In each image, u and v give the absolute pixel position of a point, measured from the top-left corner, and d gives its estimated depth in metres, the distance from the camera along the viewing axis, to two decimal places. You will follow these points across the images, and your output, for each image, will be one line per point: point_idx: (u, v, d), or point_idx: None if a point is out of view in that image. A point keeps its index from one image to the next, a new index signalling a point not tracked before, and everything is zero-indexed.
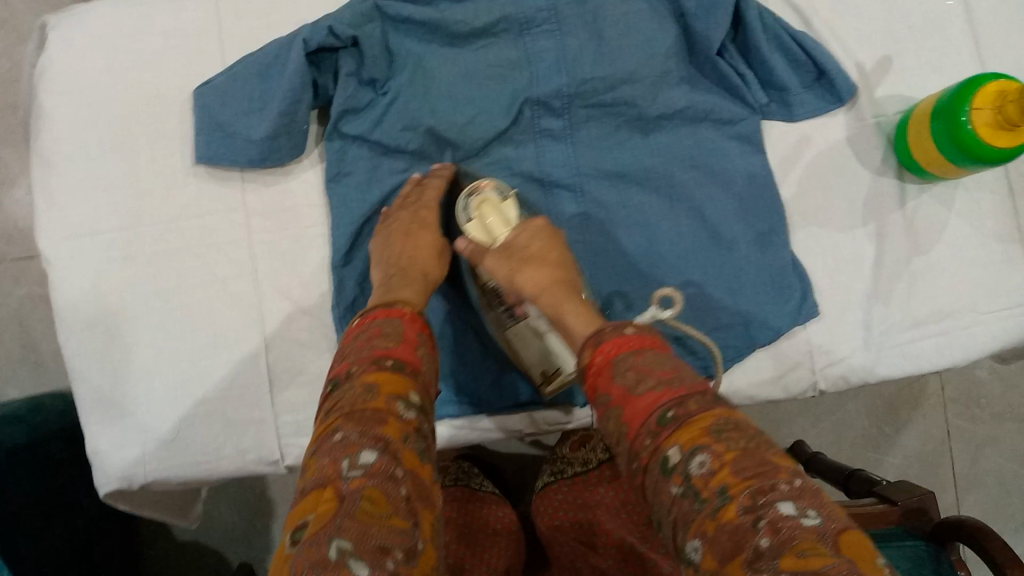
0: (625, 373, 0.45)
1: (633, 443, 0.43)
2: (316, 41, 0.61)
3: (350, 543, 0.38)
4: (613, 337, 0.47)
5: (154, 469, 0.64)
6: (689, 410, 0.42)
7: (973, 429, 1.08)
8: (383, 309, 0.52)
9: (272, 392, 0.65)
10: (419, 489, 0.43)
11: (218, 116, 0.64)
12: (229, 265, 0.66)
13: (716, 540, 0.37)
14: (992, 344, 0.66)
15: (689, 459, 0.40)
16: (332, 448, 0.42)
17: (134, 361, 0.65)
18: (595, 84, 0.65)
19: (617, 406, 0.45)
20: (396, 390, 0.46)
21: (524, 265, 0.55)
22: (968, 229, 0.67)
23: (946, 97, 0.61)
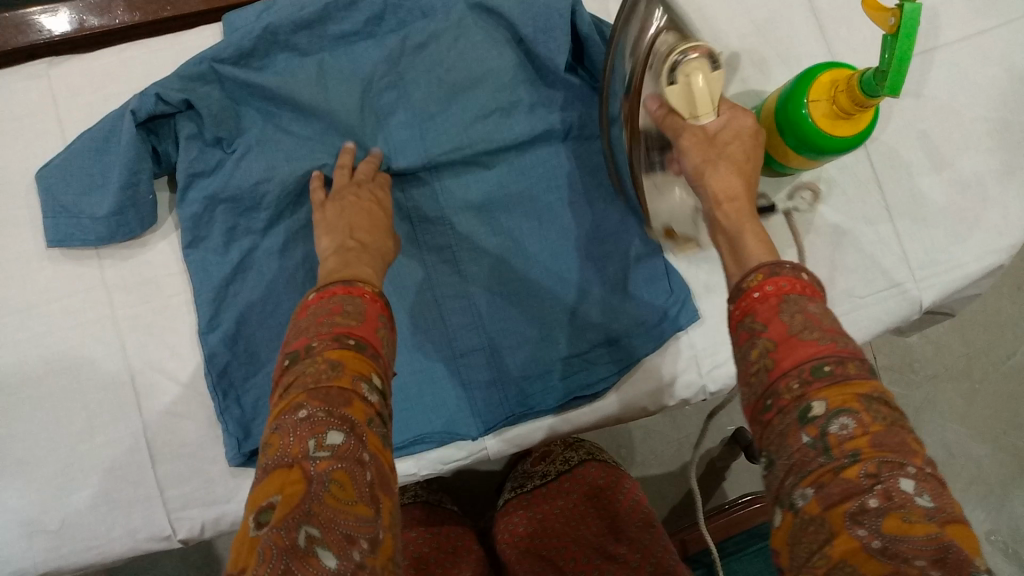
0: (793, 315, 0.39)
1: (770, 385, 0.38)
2: (148, 111, 0.58)
3: (318, 531, 0.34)
4: (790, 275, 0.40)
5: (44, 561, 0.61)
6: (849, 371, 0.36)
7: (910, 394, 1.08)
8: (342, 285, 0.44)
9: (155, 467, 0.62)
10: (384, 477, 0.38)
11: (59, 196, 0.60)
12: (95, 344, 0.62)
13: (829, 491, 0.33)
14: (876, 326, 0.65)
15: (832, 416, 0.35)
16: (296, 425, 0.36)
17: (9, 456, 0.61)
18: (449, 117, 0.62)
19: (771, 343, 0.38)
20: (359, 368, 0.39)
21: (725, 162, 0.47)
22: (836, 215, 0.66)
23: (785, 92, 0.58)
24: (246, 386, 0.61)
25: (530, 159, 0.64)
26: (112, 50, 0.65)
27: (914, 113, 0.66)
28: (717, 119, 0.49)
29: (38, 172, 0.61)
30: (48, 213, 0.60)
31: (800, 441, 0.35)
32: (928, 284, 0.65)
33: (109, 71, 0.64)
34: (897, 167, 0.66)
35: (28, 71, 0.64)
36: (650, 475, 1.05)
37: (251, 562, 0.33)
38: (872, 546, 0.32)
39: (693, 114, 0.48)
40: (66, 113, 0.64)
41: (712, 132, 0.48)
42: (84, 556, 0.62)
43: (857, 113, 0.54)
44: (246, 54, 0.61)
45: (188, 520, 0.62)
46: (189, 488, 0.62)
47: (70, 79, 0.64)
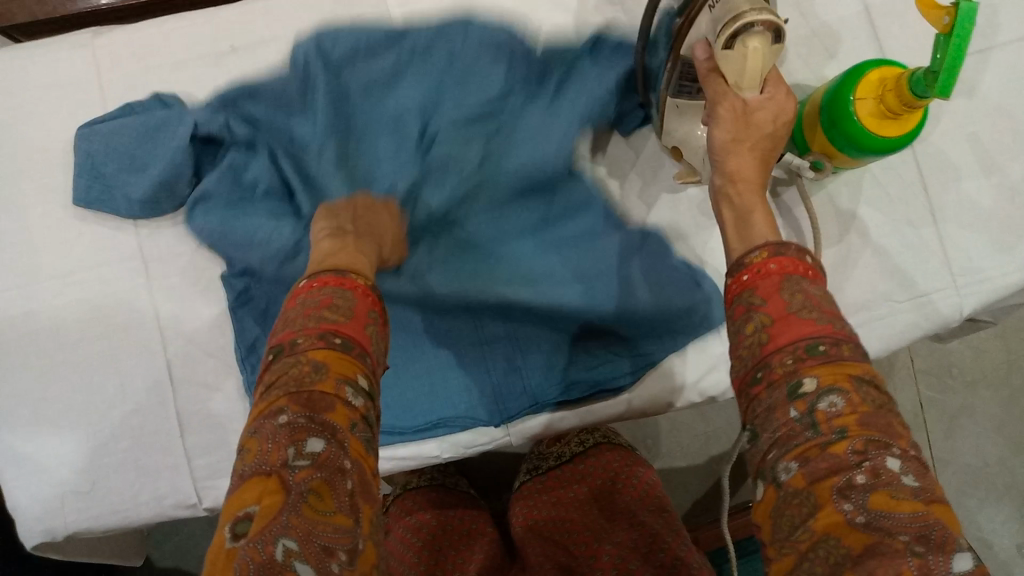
0: (793, 294, 0.38)
1: (763, 359, 0.38)
2: (201, 116, 0.60)
3: (296, 543, 0.34)
4: (793, 257, 0.40)
5: (72, 522, 0.62)
6: (841, 350, 0.36)
7: (946, 400, 1.06)
8: (334, 275, 0.44)
9: (183, 436, 0.63)
10: (365, 485, 0.38)
11: (99, 162, 0.61)
12: (129, 312, 0.63)
13: (815, 466, 0.33)
14: (914, 331, 0.64)
15: (823, 393, 0.35)
16: (275, 432, 0.37)
17: (43, 417, 0.63)
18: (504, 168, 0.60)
19: (767, 319, 0.38)
20: (344, 371, 0.39)
21: (749, 147, 0.46)
22: (878, 216, 0.64)
23: (830, 88, 0.57)
24: None
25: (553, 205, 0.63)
26: (156, 22, 0.66)
27: (965, 115, 0.64)
28: (759, 99, 0.46)
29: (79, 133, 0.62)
30: (82, 176, 0.62)
31: (788, 416, 0.35)
32: (970, 291, 0.63)
33: (152, 43, 0.65)
34: (944, 170, 0.64)
35: (73, 40, 0.65)
36: (675, 468, 1.04)
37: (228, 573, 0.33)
38: (856, 520, 0.32)
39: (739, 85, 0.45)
40: (108, 83, 0.64)
41: (751, 109, 0.46)
42: (112, 519, 0.63)
43: (904, 113, 0.53)
44: (286, 90, 0.60)
45: (214, 489, 0.63)
46: (215, 458, 0.63)
47: (115, 50, 0.65)
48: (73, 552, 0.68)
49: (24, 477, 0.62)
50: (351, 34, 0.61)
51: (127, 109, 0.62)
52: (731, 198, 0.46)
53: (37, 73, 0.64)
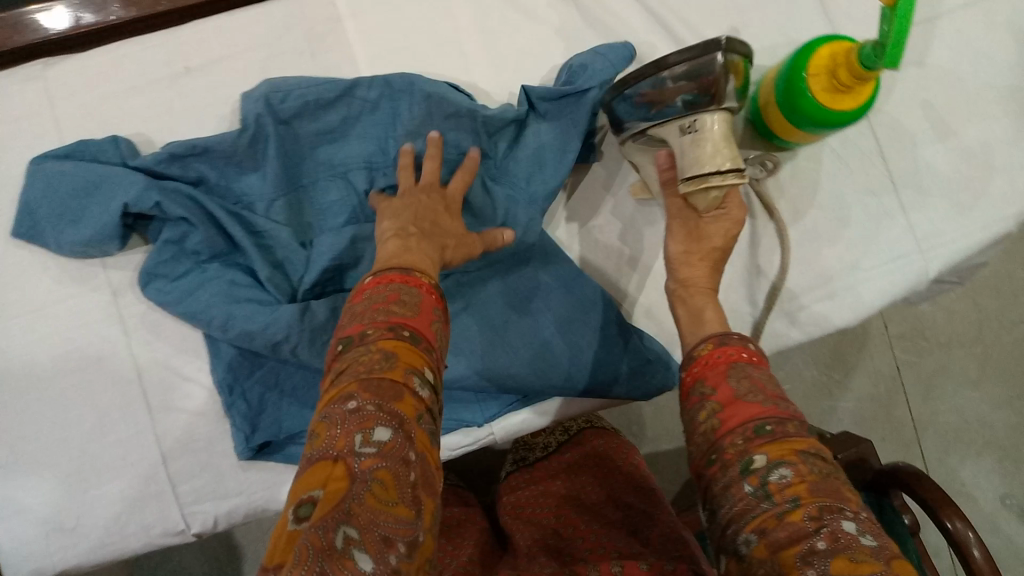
0: (739, 380, 0.45)
1: (717, 441, 0.44)
2: (132, 197, 0.58)
3: (357, 532, 0.35)
4: (736, 345, 0.47)
5: (61, 559, 0.62)
6: (788, 429, 0.42)
7: (922, 362, 1.07)
8: (399, 272, 0.46)
9: (166, 463, 0.62)
10: (427, 476, 0.39)
11: (33, 202, 0.60)
12: (103, 344, 0.63)
13: (774, 534, 0.38)
14: (885, 299, 0.65)
15: (773, 468, 0.40)
16: (345, 417, 0.38)
17: (22, 456, 0.62)
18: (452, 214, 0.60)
19: (719, 405, 0.44)
20: (412, 362, 0.41)
21: (699, 259, 0.53)
22: (841, 189, 0.65)
23: (783, 66, 0.57)
24: (250, 382, 0.61)
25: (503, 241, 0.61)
26: (106, 49, 0.65)
27: (918, 82, 0.65)
28: (717, 219, 0.53)
29: (28, 165, 0.61)
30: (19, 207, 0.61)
31: (744, 490, 0.41)
32: (935, 256, 0.64)
33: (101, 70, 0.64)
34: (901, 138, 0.65)
35: (23, 73, 0.64)
36: (663, 451, 1.05)
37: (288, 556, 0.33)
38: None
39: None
40: (62, 114, 0.64)
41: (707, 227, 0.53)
42: (102, 552, 0.62)
43: (857, 86, 0.53)
44: (235, 152, 0.60)
45: (202, 514, 0.63)
46: (200, 482, 0.63)
47: (66, 80, 0.64)
48: None
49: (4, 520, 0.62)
50: (303, 85, 0.61)
51: (70, 148, 0.61)
52: (684, 299, 0.53)
53: None
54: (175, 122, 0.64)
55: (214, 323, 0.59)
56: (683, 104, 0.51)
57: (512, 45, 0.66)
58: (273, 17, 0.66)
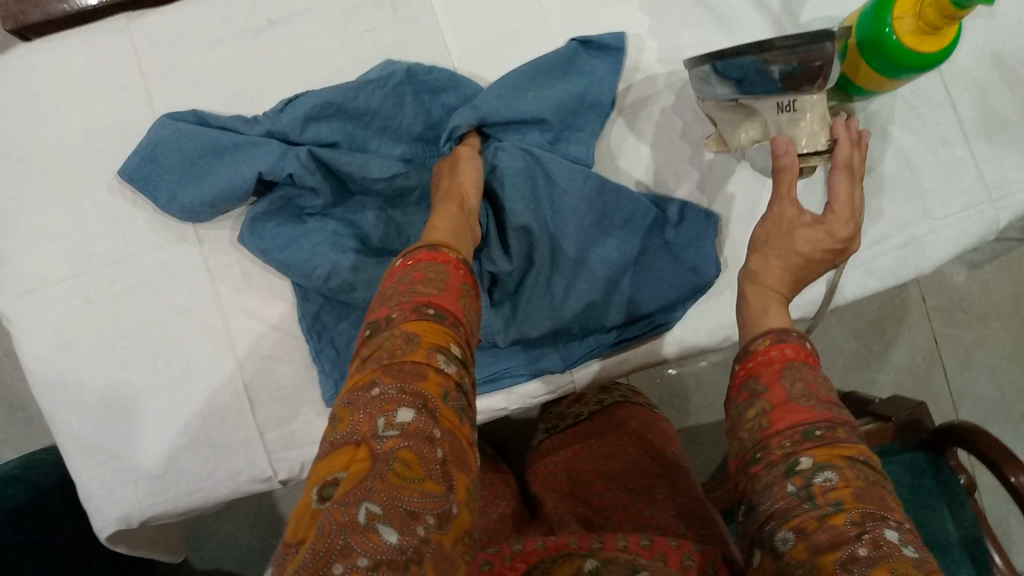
0: (793, 382, 0.43)
1: (764, 440, 0.42)
2: (267, 165, 0.59)
3: (379, 507, 0.33)
4: (795, 343, 0.45)
5: (150, 507, 0.62)
6: (838, 435, 0.41)
7: (960, 334, 1.08)
8: (426, 250, 0.45)
9: (254, 411, 0.63)
10: (459, 453, 0.38)
11: (157, 154, 0.61)
12: (191, 293, 0.64)
13: (814, 536, 0.37)
14: (956, 247, 0.66)
15: (818, 470, 0.39)
16: (368, 402, 0.37)
17: (110, 404, 0.62)
18: (545, 195, 0.61)
19: (769, 406, 0.43)
20: (438, 341, 0.40)
21: (778, 257, 0.51)
22: (914, 139, 0.66)
23: (866, 13, 0.58)
24: (338, 330, 0.63)
25: (529, 191, 0.60)
26: (191, 1, 0.66)
27: (987, 32, 0.66)
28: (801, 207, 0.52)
29: (159, 120, 0.62)
30: (142, 152, 0.61)
31: (785, 490, 0.40)
32: (1004, 205, 0.66)
33: (186, 23, 0.65)
34: (971, 89, 0.66)
35: (109, 26, 0.65)
36: (704, 424, 1.05)
37: (311, 535, 0.33)
38: None
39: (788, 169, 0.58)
40: (148, 66, 0.65)
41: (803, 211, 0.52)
42: (189, 499, 0.63)
43: (945, 27, 0.54)
44: (372, 108, 0.61)
45: (288, 461, 0.64)
46: (288, 429, 0.64)
47: (152, 32, 0.65)
48: (140, 543, 0.68)
49: (96, 465, 0.62)
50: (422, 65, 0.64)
51: (183, 113, 0.62)
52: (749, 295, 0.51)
53: (76, 61, 0.65)
54: (260, 72, 0.65)
55: (317, 273, 0.59)
56: (781, 75, 0.53)
57: None
58: None
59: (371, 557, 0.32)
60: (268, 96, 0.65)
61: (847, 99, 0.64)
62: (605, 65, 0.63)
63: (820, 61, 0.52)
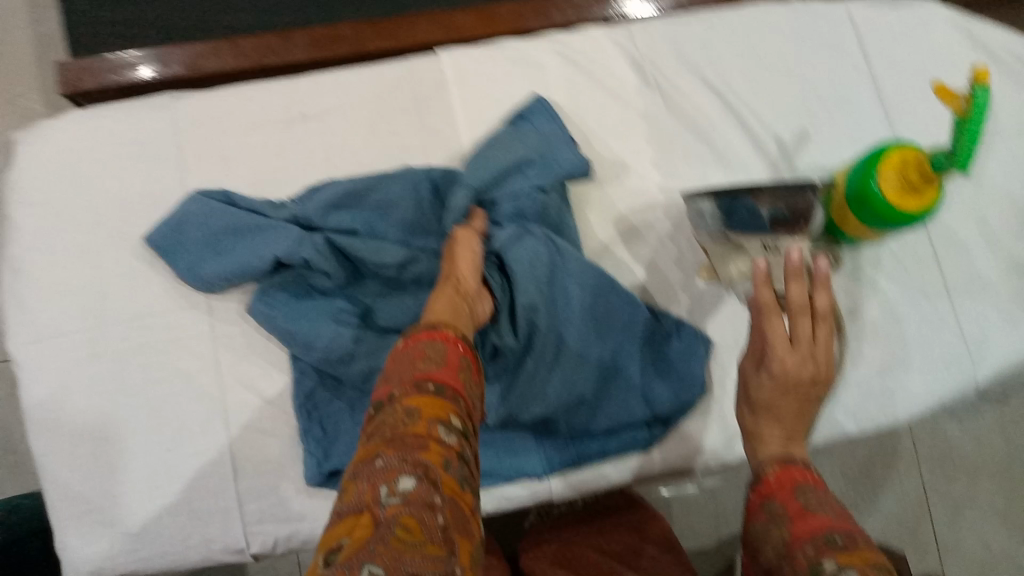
0: (808, 499, 0.44)
1: (786, 552, 0.42)
2: (285, 249, 0.63)
3: (381, 568, 0.33)
4: (802, 469, 0.47)
5: (123, 563, 0.64)
6: (860, 542, 0.40)
7: (949, 487, 1.08)
8: (425, 331, 0.48)
9: (236, 480, 0.65)
10: (461, 520, 0.38)
11: (185, 228, 0.66)
12: (193, 359, 0.66)
13: None
14: (934, 398, 0.68)
15: (840, 569, 0.38)
16: (371, 472, 0.38)
17: (101, 456, 0.65)
18: (558, 285, 0.62)
19: (789, 519, 0.43)
20: (437, 414, 0.42)
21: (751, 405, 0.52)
22: (898, 289, 0.69)
23: (855, 169, 0.62)
24: (329, 410, 0.65)
25: (545, 277, 0.61)
26: (234, 90, 0.71)
27: (972, 198, 0.71)
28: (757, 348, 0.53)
29: (188, 198, 0.67)
30: (170, 224, 0.66)
31: None
32: (982, 362, 0.68)
33: (227, 109, 0.71)
34: (956, 248, 0.70)
35: (157, 105, 0.71)
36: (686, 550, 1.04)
37: None
38: None
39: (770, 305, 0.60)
40: (187, 145, 0.70)
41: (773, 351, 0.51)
42: (161, 562, 0.64)
43: (926, 188, 0.58)
44: (391, 200, 0.66)
45: (262, 534, 0.65)
46: (266, 502, 0.65)
47: (195, 115, 0.70)
48: None
49: (76, 515, 0.64)
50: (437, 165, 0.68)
51: (215, 192, 0.67)
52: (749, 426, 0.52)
53: (120, 132, 0.70)
54: (289, 159, 0.70)
55: (318, 342, 0.62)
56: (768, 218, 0.57)
57: (601, 125, 0.71)
58: (386, 79, 0.72)
59: None
60: (293, 183, 0.69)
61: (835, 246, 0.68)
62: (547, 121, 0.68)
63: (803, 208, 0.58)
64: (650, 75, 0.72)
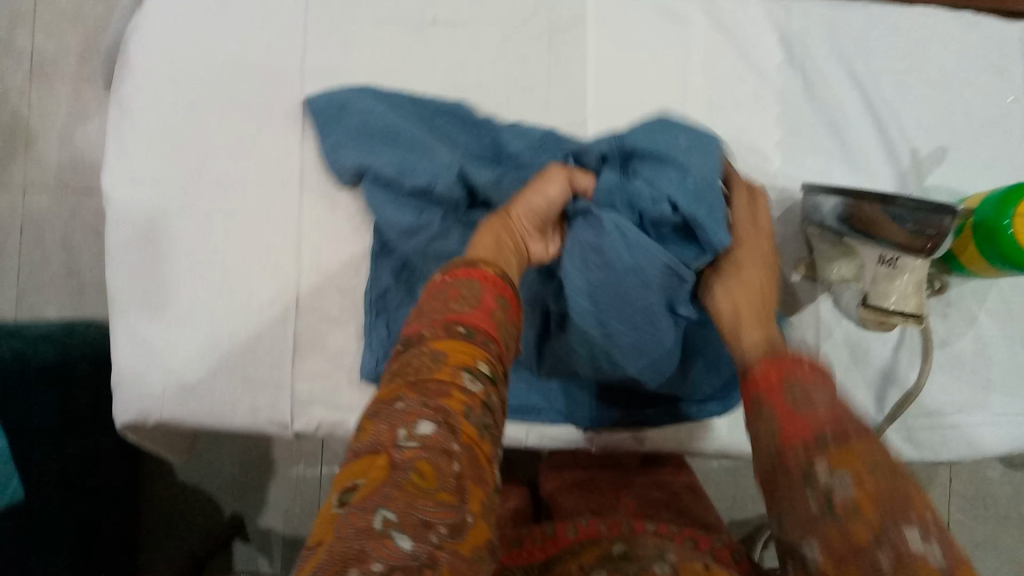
0: (800, 395, 0.42)
1: (779, 453, 0.40)
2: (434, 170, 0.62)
3: (395, 515, 0.33)
4: (796, 360, 0.44)
5: (169, 411, 0.65)
6: (849, 436, 0.39)
7: (973, 526, 1.06)
8: (462, 268, 0.44)
9: (294, 359, 0.66)
10: (479, 470, 0.36)
11: (348, 107, 0.64)
12: (277, 234, 0.67)
13: (839, 560, 0.36)
14: (1003, 446, 0.66)
15: (834, 480, 0.37)
16: (391, 414, 0.36)
17: (170, 307, 0.66)
18: (625, 278, 0.54)
19: (778, 422, 0.41)
20: (465, 360, 0.39)
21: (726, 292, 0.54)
22: (994, 329, 0.67)
23: (989, 200, 0.59)
24: (396, 312, 0.64)
25: (606, 273, 0.54)
26: None
27: None
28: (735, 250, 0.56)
29: (365, 88, 0.65)
30: (336, 99, 0.65)
31: (807, 507, 0.38)
32: None
33: None
34: None
35: None
36: None
37: (328, 537, 0.32)
38: None
39: (864, 322, 0.58)
40: (313, 22, 0.68)
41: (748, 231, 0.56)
42: (207, 419, 0.66)
43: None
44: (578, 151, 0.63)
45: (308, 416, 0.66)
46: (317, 386, 0.66)
47: None
48: (148, 442, 0.71)
49: (136, 359, 0.66)
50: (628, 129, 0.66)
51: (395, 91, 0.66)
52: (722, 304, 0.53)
53: None
54: (410, 60, 0.68)
55: (431, 246, 0.63)
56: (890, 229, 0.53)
57: (733, 94, 0.68)
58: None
59: (385, 563, 0.31)
60: (410, 84, 0.68)
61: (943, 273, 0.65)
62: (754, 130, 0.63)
63: (934, 232, 0.51)
64: (797, 55, 0.68)
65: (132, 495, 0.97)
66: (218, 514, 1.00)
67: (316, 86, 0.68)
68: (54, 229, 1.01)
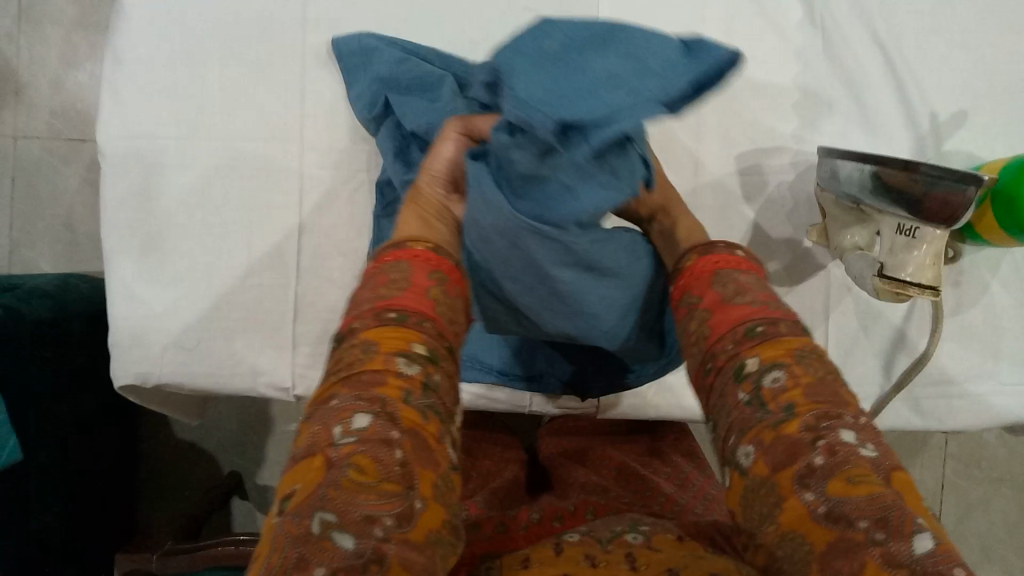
0: (725, 285, 0.45)
1: (708, 350, 0.42)
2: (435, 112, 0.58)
3: (334, 515, 0.34)
4: (723, 253, 0.47)
5: (168, 374, 0.64)
6: (779, 330, 0.41)
7: (967, 488, 1.06)
8: (394, 252, 0.45)
9: (295, 323, 0.65)
10: (423, 450, 0.37)
11: (372, 53, 0.62)
12: (277, 194, 0.65)
13: (772, 450, 0.36)
14: (1008, 416, 0.65)
15: (765, 371, 0.39)
16: (325, 414, 0.38)
17: (169, 267, 0.64)
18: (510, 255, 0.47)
19: (707, 312, 0.44)
20: (398, 344, 0.40)
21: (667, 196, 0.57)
22: (1006, 298, 0.65)
23: (1011, 169, 0.57)
24: None
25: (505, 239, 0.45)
26: None
27: None
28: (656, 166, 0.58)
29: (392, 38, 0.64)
30: (360, 43, 0.63)
31: (739, 401, 0.39)
32: None
33: None
34: None
35: None
36: None
37: (271, 549, 0.34)
38: (817, 511, 0.34)
39: (878, 293, 0.56)
40: None
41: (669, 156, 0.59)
42: (206, 381, 0.65)
43: None
44: None
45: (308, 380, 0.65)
46: (318, 349, 0.66)
47: None
48: (153, 403, 0.70)
49: (133, 319, 0.64)
50: None
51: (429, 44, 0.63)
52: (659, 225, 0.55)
53: None
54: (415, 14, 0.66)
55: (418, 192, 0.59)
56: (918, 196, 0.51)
57: (750, 54, 0.66)
58: None
59: (328, 566, 0.33)
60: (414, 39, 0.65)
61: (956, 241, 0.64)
62: None
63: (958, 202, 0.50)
64: (818, 11, 0.66)
65: (130, 450, 0.97)
66: (216, 470, 1.00)
67: (318, 40, 0.65)
68: (47, 180, 0.99)
